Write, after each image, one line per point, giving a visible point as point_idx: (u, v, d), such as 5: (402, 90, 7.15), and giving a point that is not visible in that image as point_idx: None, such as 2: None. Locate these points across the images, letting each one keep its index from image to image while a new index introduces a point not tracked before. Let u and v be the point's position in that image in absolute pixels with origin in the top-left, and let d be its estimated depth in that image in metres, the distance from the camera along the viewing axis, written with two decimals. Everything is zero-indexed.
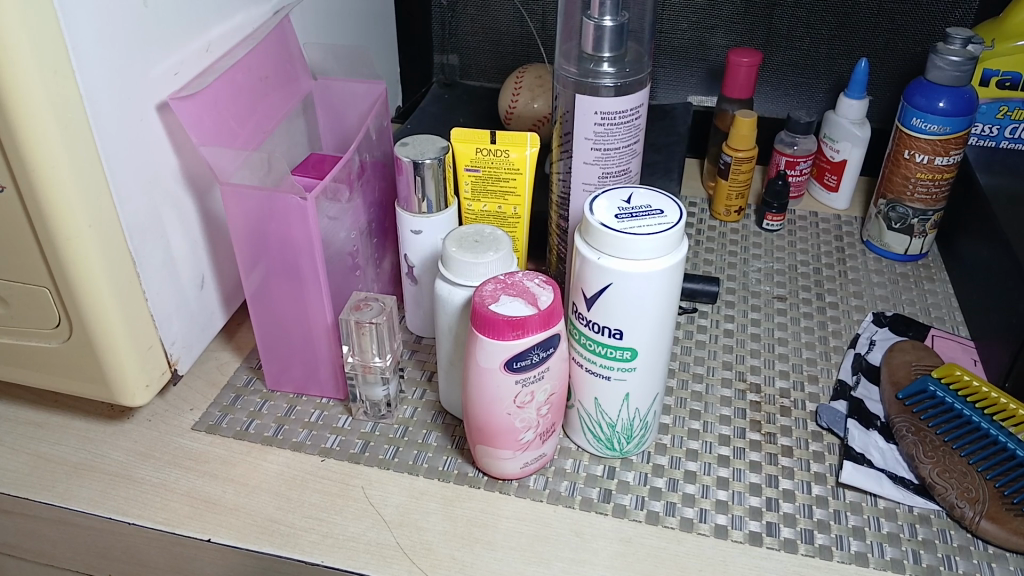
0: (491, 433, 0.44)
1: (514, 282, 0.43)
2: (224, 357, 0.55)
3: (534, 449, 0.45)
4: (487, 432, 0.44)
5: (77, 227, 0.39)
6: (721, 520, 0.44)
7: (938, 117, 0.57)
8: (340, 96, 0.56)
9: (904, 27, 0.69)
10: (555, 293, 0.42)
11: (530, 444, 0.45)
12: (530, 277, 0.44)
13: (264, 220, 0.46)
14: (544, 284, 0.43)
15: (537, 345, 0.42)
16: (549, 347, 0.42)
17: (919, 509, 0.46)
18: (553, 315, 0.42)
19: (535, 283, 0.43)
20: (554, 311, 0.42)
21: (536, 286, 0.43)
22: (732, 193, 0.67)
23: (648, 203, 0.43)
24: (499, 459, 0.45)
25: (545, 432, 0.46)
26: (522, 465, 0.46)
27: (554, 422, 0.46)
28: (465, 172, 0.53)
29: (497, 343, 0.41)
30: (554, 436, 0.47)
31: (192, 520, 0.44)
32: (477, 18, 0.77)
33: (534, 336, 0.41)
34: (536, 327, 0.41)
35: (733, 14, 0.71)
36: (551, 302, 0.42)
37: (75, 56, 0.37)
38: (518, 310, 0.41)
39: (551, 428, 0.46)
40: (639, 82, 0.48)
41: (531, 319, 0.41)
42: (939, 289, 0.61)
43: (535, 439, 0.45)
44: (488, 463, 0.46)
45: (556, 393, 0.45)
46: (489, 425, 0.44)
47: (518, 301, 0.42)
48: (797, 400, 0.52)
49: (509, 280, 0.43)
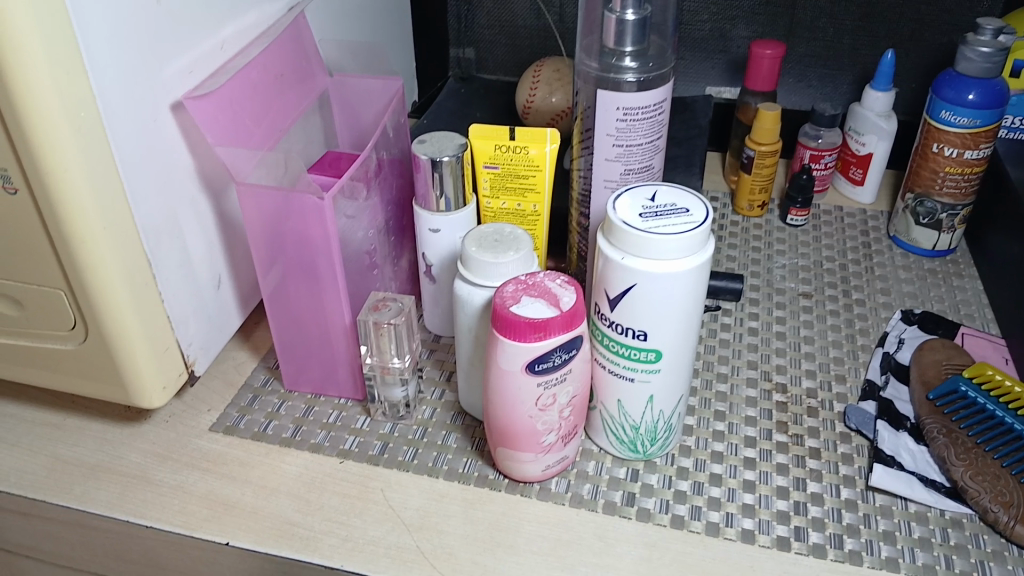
0: (512, 435, 0.43)
1: (535, 282, 0.42)
2: (241, 357, 0.55)
3: (556, 450, 0.45)
4: (508, 435, 0.44)
5: (92, 228, 0.39)
6: (748, 524, 0.43)
7: (967, 109, 0.56)
8: (355, 93, 0.55)
9: (931, 17, 0.67)
10: (579, 294, 0.41)
11: (551, 446, 0.44)
12: (551, 276, 0.43)
13: (281, 219, 0.45)
14: (566, 284, 0.42)
15: (560, 346, 0.41)
16: (572, 349, 0.41)
17: (951, 513, 0.44)
18: (576, 316, 0.41)
19: (557, 283, 0.42)
20: (578, 311, 0.41)
21: (558, 286, 0.42)
22: (755, 187, 0.66)
23: (673, 201, 0.42)
24: (521, 461, 0.44)
25: (567, 434, 0.45)
26: (544, 467, 0.45)
27: (576, 424, 0.45)
28: (483, 169, 0.52)
29: (519, 346, 0.40)
30: (576, 438, 0.46)
31: (211, 523, 0.44)
32: (493, 10, 0.76)
33: (557, 338, 0.40)
34: (558, 329, 0.40)
35: (755, 5, 0.70)
36: (574, 302, 0.41)
37: (87, 54, 0.36)
38: (540, 312, 0.40)
39: (572, 430, 0.45)
40: (662, 77, 0.47)
41: (553, 320, 0.40)
42: (969, 285, 0.60)
43: (557, 442, 0.44)
44: (510, 466, 0.45)
45: (578, 395, 0.44)
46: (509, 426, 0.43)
47: (540, 302, 0.41)
48: (824, 400, 0.51)
49: (531, 281, 0.42)
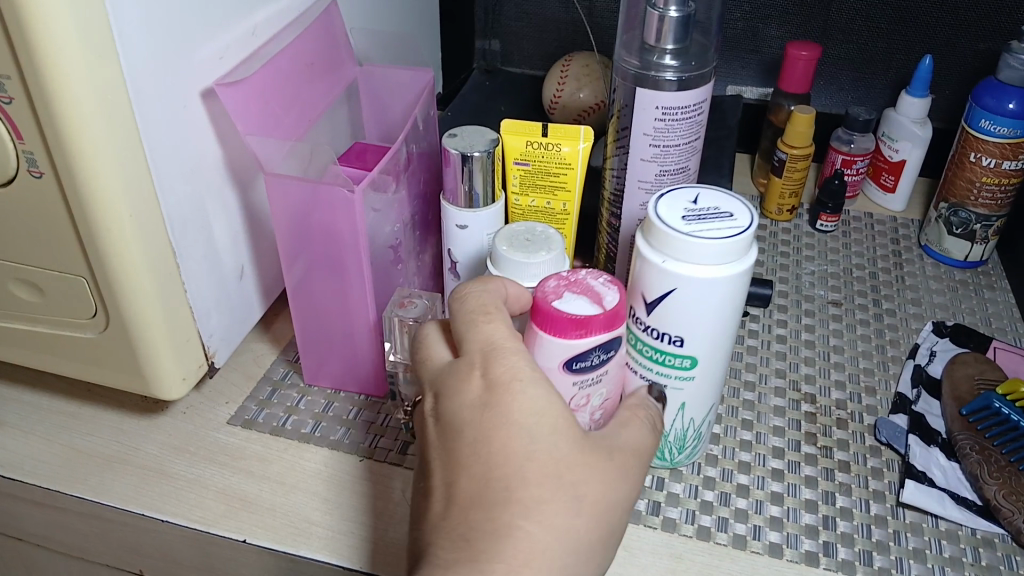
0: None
1: (577, 280, 0.41)
2: (260, 349, 0.54)
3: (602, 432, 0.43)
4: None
5: (118, 216, 0.38)
6: (775, 537, 0.42)
7: (1006, 119, 0.55)
8: (384, 84, 0.54)
9: (968, 23, 0.66)
10: (622, 294, 0.40)
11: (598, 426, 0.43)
12: (593, 275, 0.41)
13: (308, 210, 0.44)
14: (609, 283, 0.41)
15: (599, 346, 0.40)
16: (611, 350, 0.40)
17: (982, 533, 0.43)
18: (619, 315, 0.40)
19: (599, 282, 0.41)
20: (621, 310, 0.40)
21: (601, 285, 0.40)
22: (785, 191, 0.65)
23: (716, 205, 0.41)
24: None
25: None
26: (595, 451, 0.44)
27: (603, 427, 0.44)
28: (513, 165, 0.51)
29: (558, 341, 0.39)
30: None
31: (228, 519, 0.43)
32: (522, 3, 0.75)
33: (598, 336, 0.39)
34: (599, 327, 0.39)
35: (790, 5, 0.68)
36: (617, 301, 0.40)
37: (118, 36, 0.35)
38: (584, 308, 0.39)
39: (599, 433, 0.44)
40: (702, 76, 0.46)
41: (597, 318, 0.39)
42: (1001, 298, 0.59)
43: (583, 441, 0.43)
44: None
45: (611, 398, 0.43)
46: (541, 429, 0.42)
47: (583, 299, 0.39)
48: (854, 412, 0.50)
49: (572, 278, 0.41)
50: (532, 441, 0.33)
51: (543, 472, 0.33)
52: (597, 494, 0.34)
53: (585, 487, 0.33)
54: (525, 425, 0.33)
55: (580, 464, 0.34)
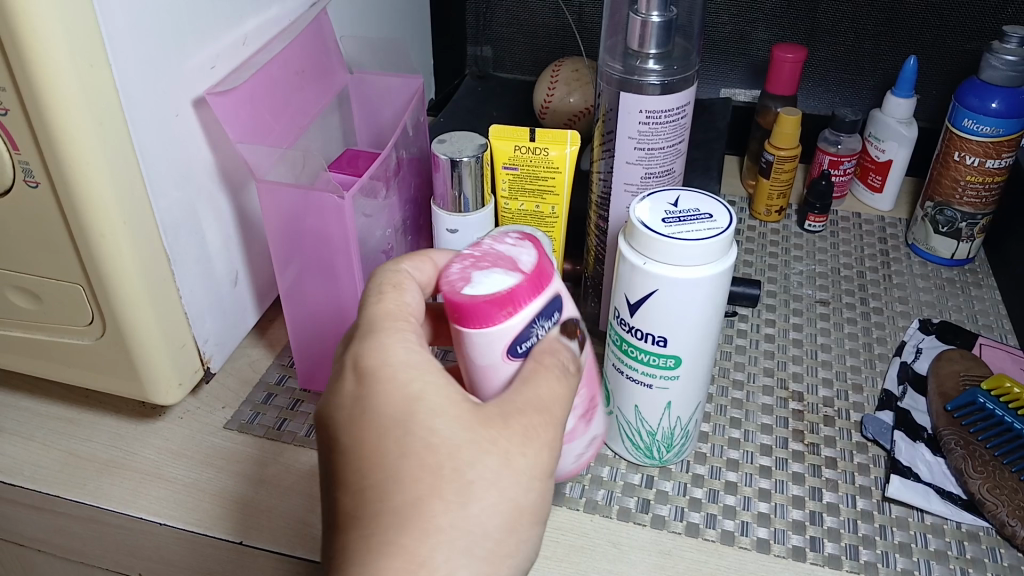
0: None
1: (484, 252, 0.37)
2: (255, 354, 0.55)
3: (581, 432, 0.41)
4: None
5: (112, 224, 0.38)
6: (762, 533, 0.43)
7: (990, 118, 0.55)
8: (374, 91, 0.55)
9: (953, 23, 0.66)
10: (537, 251, 0.37)
11: (576, 429, 0.40)
12: (499, 240, 0.38)
13: (299, 216, 0.45)
14: (519, 242, 0.38)
15: (535, 316, 0.36)
16: (555, 313, 0.36)
17: (967, 526, 0.44)
18: (542, 277, 0.36)
19: (507, 244, 0.37)
20: (543, 271, 0.36)
21: (512, 247, 0.37)
22: (773, 192, 0.66)
23: (696, 207, 0.42)
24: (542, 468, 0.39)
25: (586, 413, 0.41)
26: (574, 453, 0.41)
27: (592, 396, 0.41)
28: (502, 170, 0.52)
29: (489, 331, 0.35)
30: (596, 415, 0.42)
31: (224, 522, 0.44)
32: (512, 9, 0.75)
33: (531, 308, 0.35)
34: (527, 296, 0.35)
35: (776, 9, 0.69)
36: (535, 263, 0.36)
37: (110, 49, 0.36)
38: (502, 284, 0.35)
39: (591, 405, 0.41)
40: (686, 80, 0.47)
41: (519, 288, 0.35)
42: (987, 295, 0.60)
43: (575, 428, 0.40)
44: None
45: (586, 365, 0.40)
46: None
47: (497, 271, 0.36)
48: (841, 409, 0.51)
49: (479, 252, 0.37)
50: (424, 453, 0.31)
51: (435, 489, 0.31)
52: (501, 491, 0.32)
53: (485, 490, 0.31)
54: (414, 440, 0.32)
55: (484, 464, 0.32)
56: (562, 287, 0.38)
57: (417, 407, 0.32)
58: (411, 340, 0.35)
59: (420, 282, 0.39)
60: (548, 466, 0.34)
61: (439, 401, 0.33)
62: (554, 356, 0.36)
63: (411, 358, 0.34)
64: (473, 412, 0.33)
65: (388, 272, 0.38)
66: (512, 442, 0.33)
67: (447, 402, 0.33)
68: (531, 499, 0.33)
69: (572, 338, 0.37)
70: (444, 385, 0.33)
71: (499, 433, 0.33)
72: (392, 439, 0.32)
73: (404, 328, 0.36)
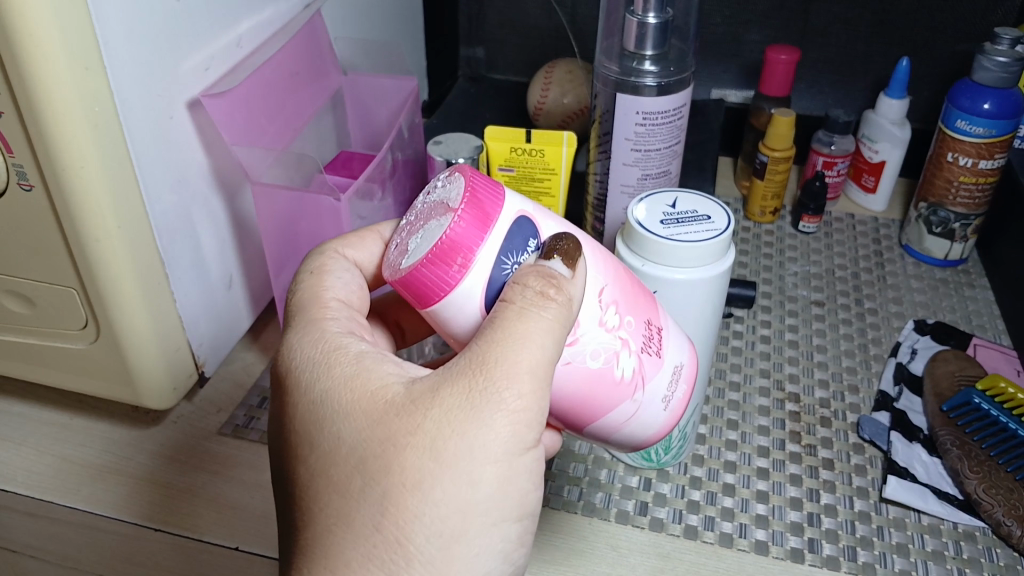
0: (583, 400, 0.33)
1: (421, 215, 0.33)
2: (250, 358, 0.54)
3: (652, 368, 0.34)
4: (577, 401, 0.33)
5: (106, 228, 0.38)
6: (761, 535, 0.43)
7: (983, 119, 0.55)
8: (369, 93, 0.55)
9: (945, 24, 0.67)
10: (466, 180, 0.31)
11: (639, 373, 0.34)
12: (431, 190, 0.33)
13: (296, 217, 0.46)
14: (448, 179, 0.32)
15: (495, 255, 0.30)
16: (525, 241, 0.31)
17: (964, 526, 0.44)
18: (484, 207, 0.30)
19: (441, 189, 0.32)
20: (480, 201, 0.30)
21: (440, 190, 0.32)
22: (767, 193, 0.66)
23: (694, 208, 0.42)
24: (623, 421, 0.35)
25: (647, 343, 0.34)
26: (664, 400, 0.35)
27: (647, 321, 0.35)
28: (498, 172, 0.52)
29: (447, 296, 0.30)
30: (662, 338, 0.35)
31: (219, 528, 0.43)
32: (505, 10, 0.75)
33: (483, 247, 0.30)
34: (472, 236, 0.30)
35: (770, 10, 0.69)
36: (464, 195, 0.30)
37: (104, 50, 0.36)
38: (438, 236, 0.30)
39: (652, 333, 0.35)
40: (681, 82, 0.48)
41: (455, 231, 0.30)
42: (980, 296, 0.60)
43: (642, 364, 0.34)
44: (626, 435, 0.35)
45: (610, 285, 0.34)
46: (575, 389, 0.33)
47: (432, 225, 0.31)
48: (837, 411, 0.51)
49: (416, 217, 0.33)
50: (330, 469, 0.30)
51: (345, 509, 0.30)
52: (435, 487, 0.29)
53: (406, 495, 0.29)
54: (318, 457, 0.31)
55: (404, 464, 0.29)
56: (526, 208, 0.32)
57: (319, 417, 0.31)
58: (320, 332, 0.33)
59: (357, 261, 0.37)
60: (510, 436, 0.29)
61: (341, 403, 0.31)
62: (522, 288, 0.30)
63: (315, 358, 0.32)
64: (389, 401, 0.30)
65: (312, 259, 0.37)
66: (442, 421, 0.29)
67: (352, 401, 0.31)
68: (494, 474, 0.29)
69: (565, 259, 0.31)
70: (349, 380, 0.31)
71: (424, 415, 0.29)
72: (302, 458, 0.31)
73: (317, 318, 0.34)
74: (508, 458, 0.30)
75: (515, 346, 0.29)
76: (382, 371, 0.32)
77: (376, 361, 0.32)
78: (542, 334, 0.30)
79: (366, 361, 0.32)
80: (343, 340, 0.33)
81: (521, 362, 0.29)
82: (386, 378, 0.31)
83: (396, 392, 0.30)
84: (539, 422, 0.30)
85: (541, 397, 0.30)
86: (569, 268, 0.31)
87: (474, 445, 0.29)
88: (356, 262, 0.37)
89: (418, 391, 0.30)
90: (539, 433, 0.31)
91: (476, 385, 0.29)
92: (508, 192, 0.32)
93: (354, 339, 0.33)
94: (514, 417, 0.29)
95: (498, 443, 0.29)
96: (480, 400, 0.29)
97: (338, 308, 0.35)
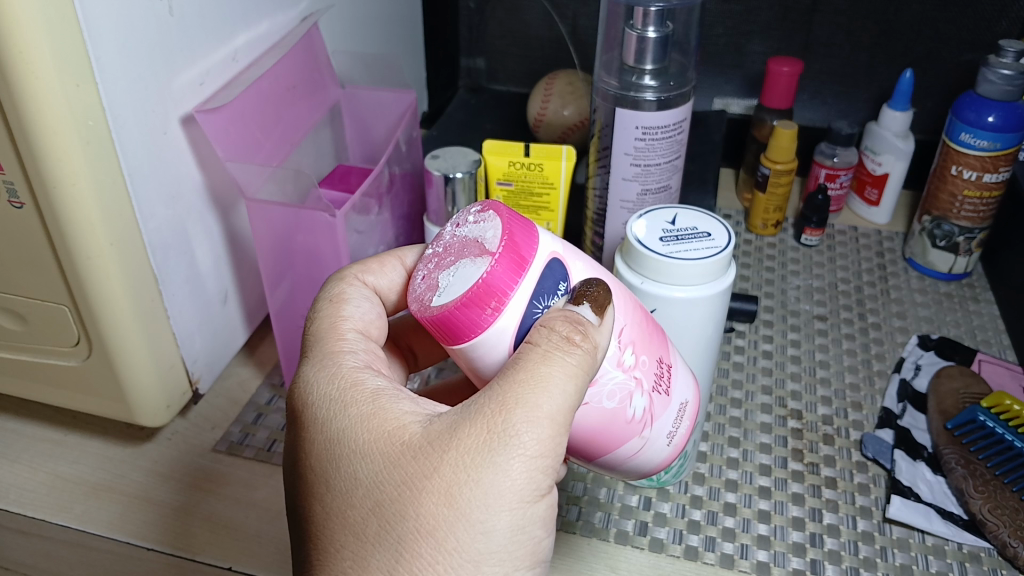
0: (594, 438, 0.33)
1: (448, 247, 0.32)
2: (245, 373, 0.54)
3: (660, 410, 0.34)
4: (587, 439, 0.33)
5: (99, 245, 0.38)
6: (762, 556, 0.42)
7: (987, 132, 0.55)
8: (367, 106, 0.55)
9: (948, 35, 0.66)
10: (503, 219, 0.31)
11: (647, 416, 0.34)
12: (460, 221, 0.33)
13: (290, 231, 0.46)
14: (480, 214, 0.32)
15: (528, 298, 0.30)
16: (557, 284, 0.31)
17: (968, 547, 0.43)
18: (520, 250, 0.30)
19: (471, 223, 0.32)
20: (517, 244, 0.30)
21: (472, 225, 0.31)
22: (769, 206, 0.65)
23: (693, 225, 0.42)
24: (629, 456, 0.34)
25: (658, 383, 0.34)
26: (668, 438, 0.35)
27: (660, 360, 0.34)
28: (497, 185, 0.53)
29: (479, 336, 0.29)
30: (673, 379, 0.35)
31: (212, 547, 0.43)
32: (505, 21, 0.75)
33: (518, 291, 0.30)
34: (508, 280, 0.29)
35: (771, 20, 0.69)
36: (501, 238, 0.30)
37: (96, 66, 0.35)
38: (473, 278, 0.29)
39: (662, 371, 0.34)
40: (682, 95, 0.48)
41: (492, 274, 0.29)
42: (985, 310, 0.59)
43: (652, 404, 0.34)
44: (630, 467, 0.35)
45: (629, 325, 0.33)
46: (586, 429, 0.33)
47: (464, 263, 0.31)
48: (840, 428, 0.50)
49: (443, 247, 0.32)
50: (346, 511, 0.30)
51: (359, 554, 0.29)
52: (450, 536, 0.28)
53: (421, 543, 0.28)
54: (333, 498, 0.31)
55: (420, 511, 0.28)
56: (558, 247, 0.32)
57: (334, 456, 0.31)
58: (335, 366, 0.33)
59: (376, 288, 0.37)
60: (527, 483, 0.29)
61: (358, 443, 0.31)
62: (548, 331, 0.29)
63: (331, 394, 0.32)
64: (405, 443, 0.30)
65: (330, 286, 0.37)
66: (458, 466, 0.28)
67: (369, 441, 0.30)
68: (508, 522, 0.29)
69: (594, 306, 0.31)
70: (367, 418, 0.31)
71: (441, 457, 0.29)
72: (318, 497, 0.31)
73: (333, 351, 0.34)
74: (524, 507, 0.29)
75: (537, 388, 0.29)
76: (399, 410, 0.31)
77: (392, 399, 0.32)
78: (564, 378, 0.29)
79: (381, 400, 0.32)
80: (359, 375, 0.33)
81: (542, 405, 0.29)
82: (402, 417, 0.31)
83: (413, 433, 0.30)
84: (556, 468, 0.30)
85: (560, 442, 0.29)
86: (598, 315, 0.31)
87: (491, 492, 0.28)
88: (376, 288, 0.37)
89: (435, 431, 0.29)
90: (555, 481, 0.30)
91: (495, 427, 0.29)
92: (542, 230, 0.32)
93: (370, 374, 0.33)
94: (532, 463, 0.29)
95: (514, 490, 0.29)
96: (497, 443, 0.28)
97: (355, 340, 0.35)
